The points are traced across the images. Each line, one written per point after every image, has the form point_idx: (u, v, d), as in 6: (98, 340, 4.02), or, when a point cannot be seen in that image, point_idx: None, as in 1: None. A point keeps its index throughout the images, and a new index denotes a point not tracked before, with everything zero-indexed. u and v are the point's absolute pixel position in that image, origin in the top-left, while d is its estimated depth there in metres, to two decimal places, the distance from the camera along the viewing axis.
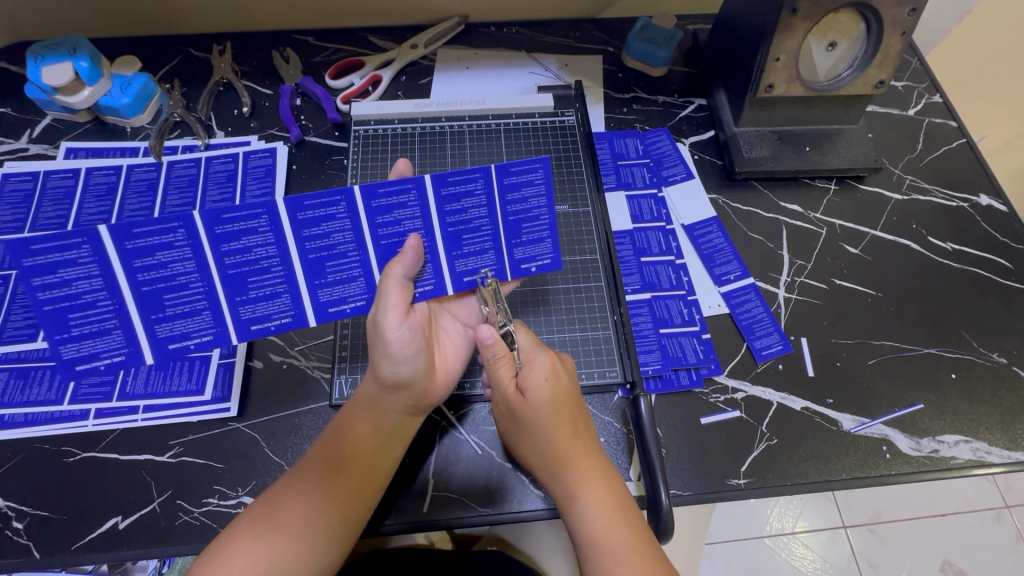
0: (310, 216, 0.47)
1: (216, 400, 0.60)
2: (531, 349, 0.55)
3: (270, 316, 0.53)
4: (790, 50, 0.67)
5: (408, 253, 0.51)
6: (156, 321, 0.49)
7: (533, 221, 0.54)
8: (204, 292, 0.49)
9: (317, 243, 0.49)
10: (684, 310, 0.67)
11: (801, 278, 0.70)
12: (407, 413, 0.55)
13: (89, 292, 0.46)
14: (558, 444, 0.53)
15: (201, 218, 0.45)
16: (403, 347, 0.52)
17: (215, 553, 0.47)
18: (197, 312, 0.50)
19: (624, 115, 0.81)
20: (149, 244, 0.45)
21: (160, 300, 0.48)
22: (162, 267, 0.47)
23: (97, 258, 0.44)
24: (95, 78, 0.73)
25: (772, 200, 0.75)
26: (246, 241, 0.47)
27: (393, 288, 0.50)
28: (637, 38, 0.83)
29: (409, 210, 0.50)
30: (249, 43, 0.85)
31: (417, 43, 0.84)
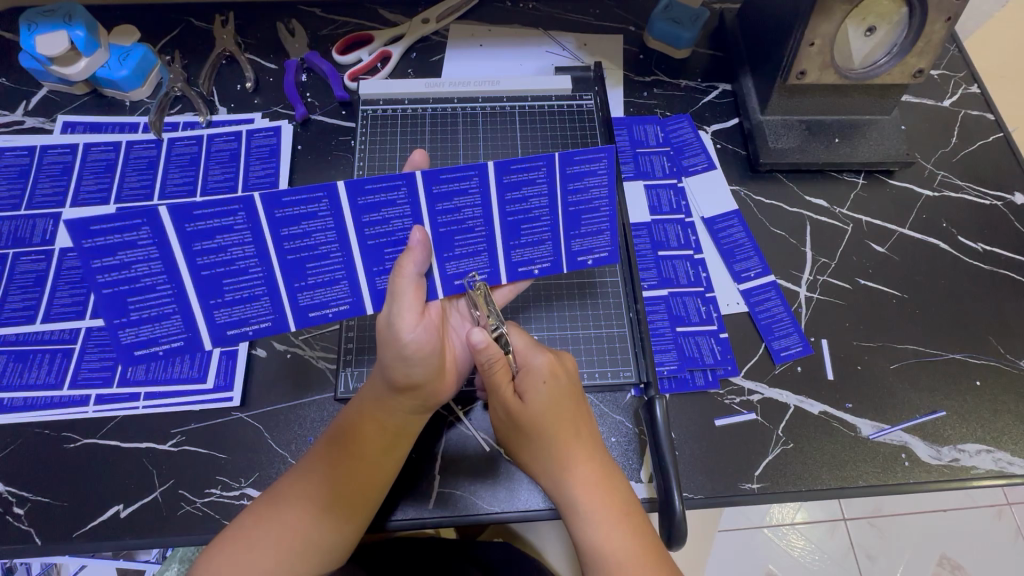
0: (372, 200, 0.46)
1: (219, 389, 0.59)
2: (527, 348, 0.54)
3: (328, 303, 0.51)
4: (826, 35, 0.63)
5: (417, 248, 0.48)
6: (215, 306, 0.49)
7: (594, 212, 0.52)
8: (264, 279, 0.48)
9: (376, 229, 0.48)
10: (701, 308, 0.64)
11: (824, 277, 0.67)
12: (416, 412, 0.52)
13: (148, 275, 0.45)
14: (556, 445, 0.50)
15: (262, 201, 0.44)
16: (420, 349, 0.48)
17: (233, 536, 0.47)
18: (256, 299, 0.49)
19: (644, 99, 0.77)
20: (208, 228, 0.44)
21: (220, 285, 0.48)
22: (224, 251, 0.46)
23: (156, 240, 0.44)
24: (92, 49, 0.70)
25: (797, 194, 0.72)
26: (307, 226, 0.46)
27: (409, 286, 0.48)
28: (661, 17, 0.78)
29: (469, 197, 0.49)
30: (253, 14, 0.81)
31: (429, 17, 0.80)
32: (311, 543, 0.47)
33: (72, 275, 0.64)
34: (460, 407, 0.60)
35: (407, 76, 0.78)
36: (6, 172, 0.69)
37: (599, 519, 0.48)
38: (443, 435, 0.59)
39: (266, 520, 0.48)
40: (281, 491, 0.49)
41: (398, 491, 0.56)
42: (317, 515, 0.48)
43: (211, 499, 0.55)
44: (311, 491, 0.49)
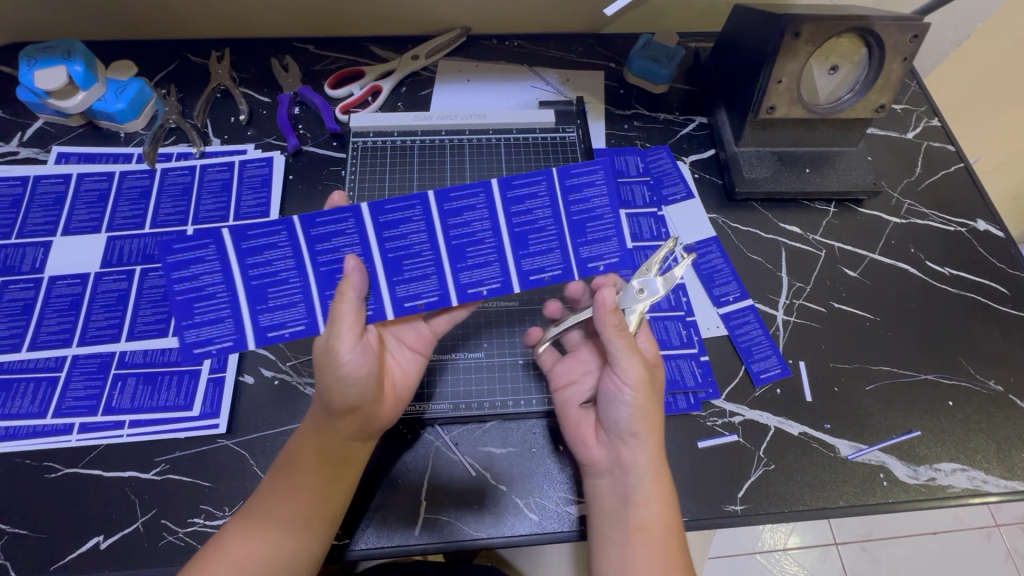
0: (323, 231, 0.50)
1: (205, 417, 0.59)
2: (631, 349, 0.53)
3: (285, 323, 0.52)
4: (792, 73, 0.67)
5: (353, 275, 0.50)
6: (187, 326, 0.51)
7: (598, 220, 0.52)
8: (227, 303, 0.51)
9: (328, 257, 0.51)
10: (682, 331, 0.66)
11: (800, 300, 0.70)
12: (355, 439, 0.54)
13: (211, 284, 0.50)
14: (646, 431, 0.53)
15: (299, 221, 0.50)
16: (355, 370, 0.50)
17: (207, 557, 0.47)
18: (220, 319, 0.51)
19: (625, 131, 0.81)
20: (257, 244, 0.50)
21: (191, 308, 0.51)
22: (195, 279, 0.50)
23: (220, 257, 0.50)
24: (90, 83, 0.72)
25: (771, 221, 0.75)
26: (336, 242, 0.51)
27: (348, 312, 0.50)
28: (639, 55, 0.83)
29: (477, 212, 0.52)
30: (248, 50, 0.84)
31: (418, 54, 0.84)
32: (294, 559, 0.49)
33: (61, 303, 0.64)
34: (445, 432, 0.61)
35: (397, 109, 0.81)
36: None
37: (654, 507, 0.51)
38: (429, 460, 0.59)
39: (246, 539, 0.48)
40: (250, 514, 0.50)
41: (379, 511, 0.56)
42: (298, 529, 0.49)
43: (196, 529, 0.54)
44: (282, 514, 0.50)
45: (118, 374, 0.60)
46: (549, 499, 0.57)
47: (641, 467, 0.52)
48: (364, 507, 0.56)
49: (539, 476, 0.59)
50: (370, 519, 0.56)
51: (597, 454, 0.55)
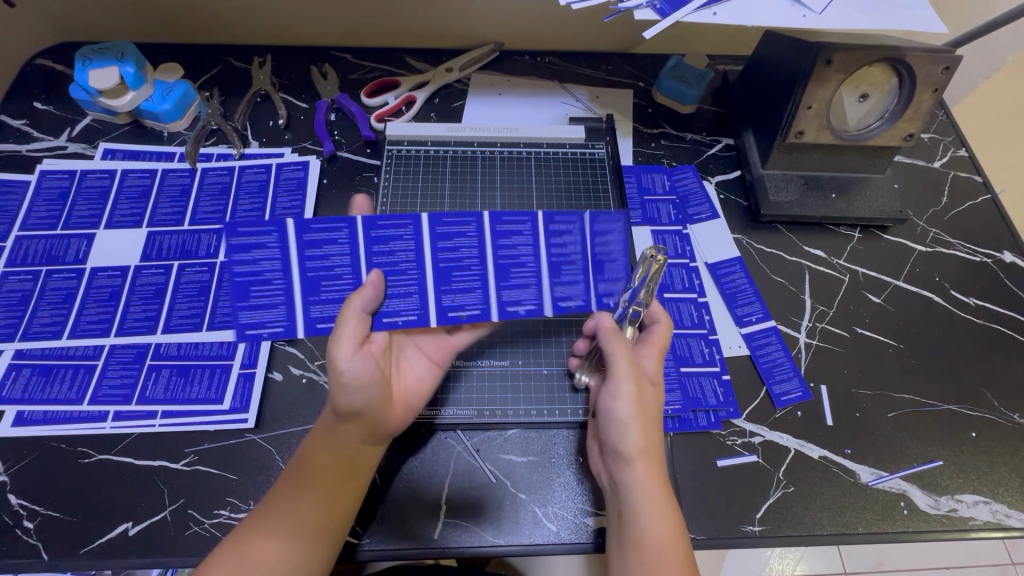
0: (382, 234, 0.53)
1: (234, 411, 0.60)
2: (625, 364, 0.54)
3: (334, 316, 0.54)
4: (822, 100, 0.68)
5: (369, 287, 0.52)
6: (242, 310, 0.53)
7: (614, 262, 0.56)
8: (282, 291, 0.53)
9: (383, 259, 0.53)
10: (704, 349, 0.66)
11: (823, 324, 0.70)
12: (365, 444, 0.55)
13: (270, 270, 0.52)
14: (636, 445, 0.52)
15: (361, 221, 0.52)
16: (354, 377, 0.52)
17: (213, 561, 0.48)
18: (274, 306, 0.53)
19: (652, 150, 0.82)
20: (319, 239, 0.52)
21: (247, 292, 0.53)
22: (255, 264, 0.52)
23: (281, 246, 0.51)
24: (139, 84, 0.75)
25: (796, 244, 0.76)
26: (391, 246, 0.53)
27: (352, 320, 0.51)
28: (669, 76, 0.84)
29: (522, 237, 0.55)
30: (289, 57, 0.87)
31: (452, 67, 0.87)
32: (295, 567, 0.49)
33: (101, 294, 0.66)
34: (468, 438, 0.62)
35: (429, 119, 0.83)
36: (46, 194, 0.73)
37: (649, 522, 0.50)
38: (450, 466, 0.60)
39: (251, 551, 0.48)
40: (256, 521, 0.50)
41: (383, 510, 0.57)
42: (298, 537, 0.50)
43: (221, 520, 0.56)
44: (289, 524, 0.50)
45: (153, 365, 0.62)
46: (567, 510, 0.58)
47: (633, 486, 0.51)
48: (385, 510, 0.57)
49: (558, 487, 0.59)
50: (375, 520, 0.57)
51: (600, 471, 0.56)
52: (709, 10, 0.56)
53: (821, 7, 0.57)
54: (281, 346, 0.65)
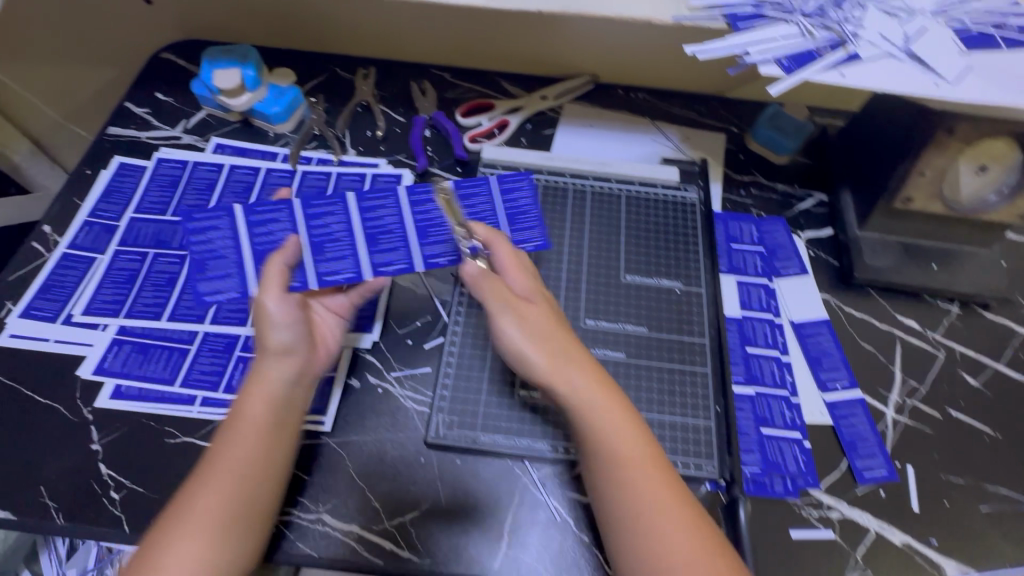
0: (419, 198, 0.65)
1: (313, 412, 0.61)
2: (518, 308, 0.53)
3: (392, 262, 0.62)
4: (937, 168, 0.65)
5: (290, 248, 0.59)
6: (260, 251, 0.62)
7: (524, 214, 0.67)
8: (316, 245, 0.62)
9: (423, 215, 0.65)
10: (786, 413, 0.63)
11: (913, 400, 0.66)
12: (297, 384, 0.56)
13: (336, 228, 0.63)
14: (591, 411, 0.50)
15: (405, 189, 0.66)
16: (283, 317, 0.56)
17: (147, 558, 0.45)
18: (345, 257, 0.62)
19: (741, 197, 0.81)
20: (371, 204, 0.65)
21: (322, 248, 0.62)
22: (269, 234, 0.63)
23: (346, 212, 0.64)
24: (257, 86, 0.79)
25: (888, 312, 0.73)
26: (428, 207, 0.65)
27: (275, 274, 0.57)
28: (765, 125, 0.83)
29: (522, 192, 0.68)
30: (391, 71, 0.91)
31: (547, 95, 0.88)
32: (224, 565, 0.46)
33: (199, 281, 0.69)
34: (537, 470, 0.59)
35: (520, 145, 0.84)
36: (160, 180, 0.77)
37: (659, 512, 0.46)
38: (517, 500, 0.58)
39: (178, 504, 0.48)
40: (177, 528, 0.46)
41: (430, 523, 0.57)
42: (218, 536, 0.46)
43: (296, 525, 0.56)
44: (226, 481, 0.48)
45: (241, 356, 0.65)
46: None
47: (638, 490, 0.47)
48: (446, 535, 0.56)
49: None
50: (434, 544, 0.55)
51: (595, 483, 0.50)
52: (836, 71, 0.55)
53: (954, 76, 0.55)
54: (361, 353, 0.66)
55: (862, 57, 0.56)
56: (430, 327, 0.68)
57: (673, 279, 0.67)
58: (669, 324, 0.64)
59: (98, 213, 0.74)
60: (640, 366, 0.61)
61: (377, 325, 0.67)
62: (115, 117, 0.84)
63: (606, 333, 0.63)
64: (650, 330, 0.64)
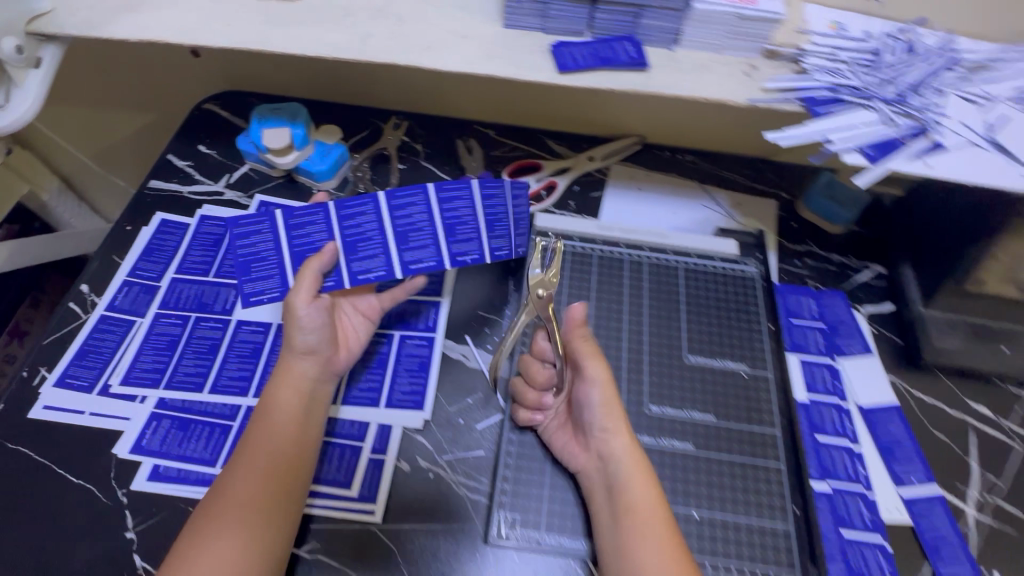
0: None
1: (363, 500, 0.58)
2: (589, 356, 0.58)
3: (421, 259, 0.62)
4: (1014, 253, 0.63)
5: (326, 253, 0.60)
6: (404, 251, 0.61)
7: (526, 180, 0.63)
8: (431, 235, 0.61)
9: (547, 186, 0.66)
10: (864, 513, 0.59)
11: (994, 498, 0.62)
12: (320, 379, 0.60)
13: (423, 220, 0.60)
14: (606, 440, 0.55)
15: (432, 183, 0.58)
16: (311, 322, 0.59)
17: (182, 552, 0.48)
18: (471, 239, 0.62)
19: (796, 268, 0.79)
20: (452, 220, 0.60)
21: (455, 230, 0.61)
22: (409, 215, 0.59)
23: (427, 202, 0.59)
24: (304, 144, 0.78)
25: (958, 396, 0.69)
26: (410, 211, 0.59)
27: (309, 274, 0.59)
28: (819, 193, 0.82)
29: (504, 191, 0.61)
30: (436, 127, 0.90)
31: (594, 156, 0.87)
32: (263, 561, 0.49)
33: (243, 349, 0.66)
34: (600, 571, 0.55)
35: (568, 209, 0.82)
36: (203, 238, 0.75)
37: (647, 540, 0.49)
38: None
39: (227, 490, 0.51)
40: (205, 527, 0.49)
41: None
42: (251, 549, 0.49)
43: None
44: (250, 465, 0.52)
45: None
46: None
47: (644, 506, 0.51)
48: None
49: None
50: None
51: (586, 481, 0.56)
52: (921, 161, 0.53)
53: None
54: (411, 434, 0.62)
55: (947, 147, 0.54)
56: (482, 405, 0.65)
57: (738, 362, 0.65)
58: (739, 413, 0.61)
59: (139, 272, 0.72)
60: (710, 460, 0.58)
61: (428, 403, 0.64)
62: (158, 171, 0.82)
63: (671, 422, 0.60)
64: (719, 419, 0.60)
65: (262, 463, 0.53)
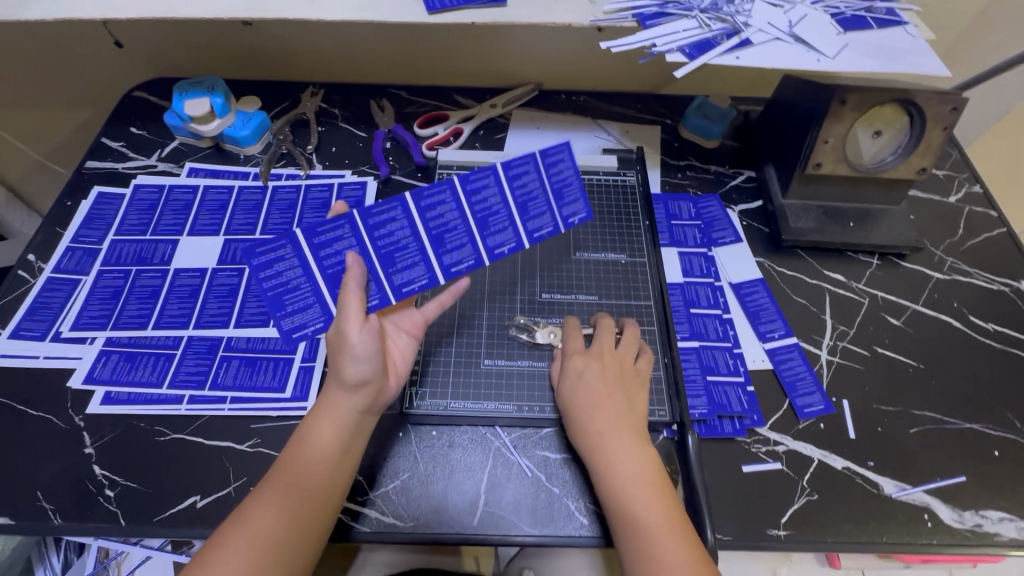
0: (552, 160, 0.62)
1: (295, 399, 0.66)
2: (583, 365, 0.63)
3: (414, 279, 0.63)
4: (838, 135, 0.74)
5: (354, 268, 0.59)
6: (392, 273, 0.61)
7: (536, 198, 0.63)
8: (419, 252, 0.62)
9: (557, 179, 0.63)
10: (729, 361, 0.70)
11: (843, 343, 0.74)
12: (366, 412, 0.59)
13: (404, 236, 0.61)
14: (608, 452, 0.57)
15: (410, 197, 0.59)
16: (366, 348, 0.57)
17: (202, 560, 0.50)
18: (465, 245, 0.63)
19: (679, 179, 0.89)
20: (438, 230, 0.61)
21: (443, 240, 0.62)
22: (392, 235, 0.60)
23: (406, 215, 0.60)
24: (225, 112, 0.85)
25: (816, 268, 0.80)
26: (389, 228, 0.60)
27: (353, 298, 0.58)
28: (694, 114, 0.92)
29: (490, 188, 0.61)
30: (351, 91, 0.98)
31: (496, 103, 0.96)
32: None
33: (182, 291, 0.74)
34: (506, 432, 0.66)
35: (475, 148, 0.91)
36: (139, 204, 0.82)
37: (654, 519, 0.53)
38: (488, 466, 0.63)
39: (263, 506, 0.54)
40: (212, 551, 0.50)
41: (412, 489, 0.62)
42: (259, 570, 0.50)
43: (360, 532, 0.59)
44: (281, 495, 0.53)
45: (225, 355, 0.69)
46: (597, 503, 0.61)
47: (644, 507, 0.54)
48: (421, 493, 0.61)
49: (590, 482, 0.62)
50: (417, 506, 0.61)
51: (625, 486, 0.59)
52: (732, 54, 0.63)
53: (834, 53, 0.64)
54: None
55: (754, 43, 0.65)
56: None
57: (618, 253, 0.78)
58: (619, 291, 0.74)
59: (81, 239, 0.79)
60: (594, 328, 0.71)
61: None
62: (93, 152, 0.89)
63: (557, 304, 0.73)
64: (601, 298, 0.73)
65: (291, 491, 0.54)
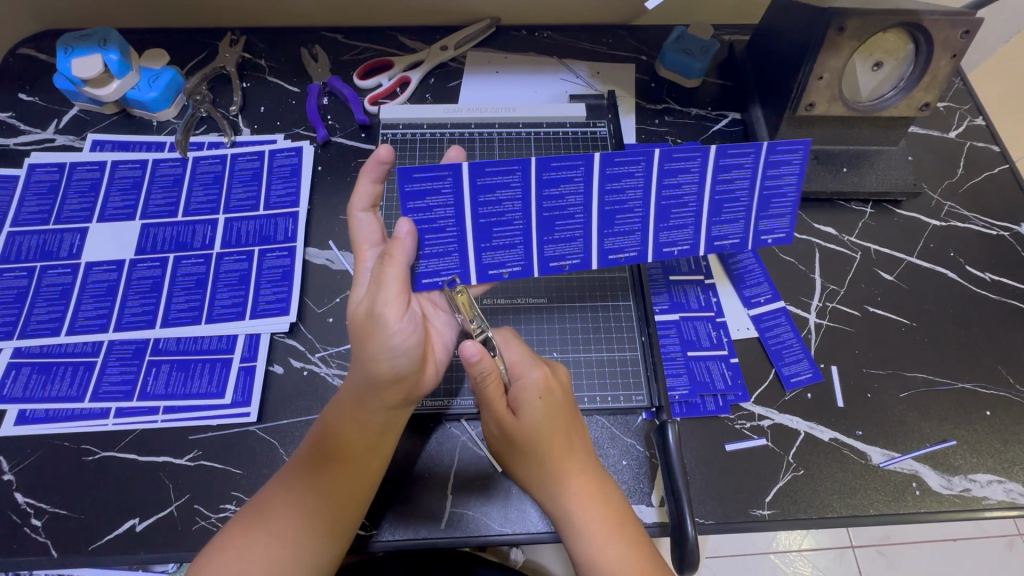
0: (728, 162, 0.53)
1: (236, 405, 0.60)
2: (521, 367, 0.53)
3: (505, 264, 0.54)
4: (835, 69, 0.64)
5: (405, 239, 0.49)
6: (484, 252, 0.52)
7: (681, 207, 0.54)
8: (522, 232, 0.52)
9: (724, 187, 0.54)
10: (711, 332, 0.65)
11: (833, 304, 0.68)
12: (397, 409, 0.51)
13: (512, 211, 0.51)
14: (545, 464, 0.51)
15: (536, 162, 0.49)
16: (406, 341, 0.48)
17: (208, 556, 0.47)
18: (574, 239, 0.54)
19: (655, 126, 0.80)
20: (554, 215, 0.52)
21: (553, 226, 0.53)
22: (498, 204, 0.50)
23: (523, 184, 0.50)
24: (124, 71, 0.73)
25: (805, 221, 0.74)
26: (500, 195, 0.50)
27: (395, 276, 0.48)
28: (672, 47, 0.81)
29: (634, 179, 0.52)
30: (279, 37, 0.84)
31: (447, 44, 0.83)
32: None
33: (98, 289, 0.65)
34: (473, 426, 0.60)
35: (425, 101, 0.80)
36: (36, 187, 0.71)
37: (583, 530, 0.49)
38: (456, 457, 0.59)
39: (256, 536, 0.47)
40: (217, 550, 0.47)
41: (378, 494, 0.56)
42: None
43: (381, 538, 0.55)
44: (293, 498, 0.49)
45: (153, 359, 0.62)
46: None
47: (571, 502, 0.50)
48: (382, 499, 0.56)
49: None
50: (385, 511, 0.56)
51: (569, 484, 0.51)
52: None
53: None
54: (281, 338, 0.64)
55: None
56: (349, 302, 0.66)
57: None
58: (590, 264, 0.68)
59: None
60: (562, 309, 0.65)
61: (293, 307, 0.65)
62: None
63: (527, 281, 0.67)
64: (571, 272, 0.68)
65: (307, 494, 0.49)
